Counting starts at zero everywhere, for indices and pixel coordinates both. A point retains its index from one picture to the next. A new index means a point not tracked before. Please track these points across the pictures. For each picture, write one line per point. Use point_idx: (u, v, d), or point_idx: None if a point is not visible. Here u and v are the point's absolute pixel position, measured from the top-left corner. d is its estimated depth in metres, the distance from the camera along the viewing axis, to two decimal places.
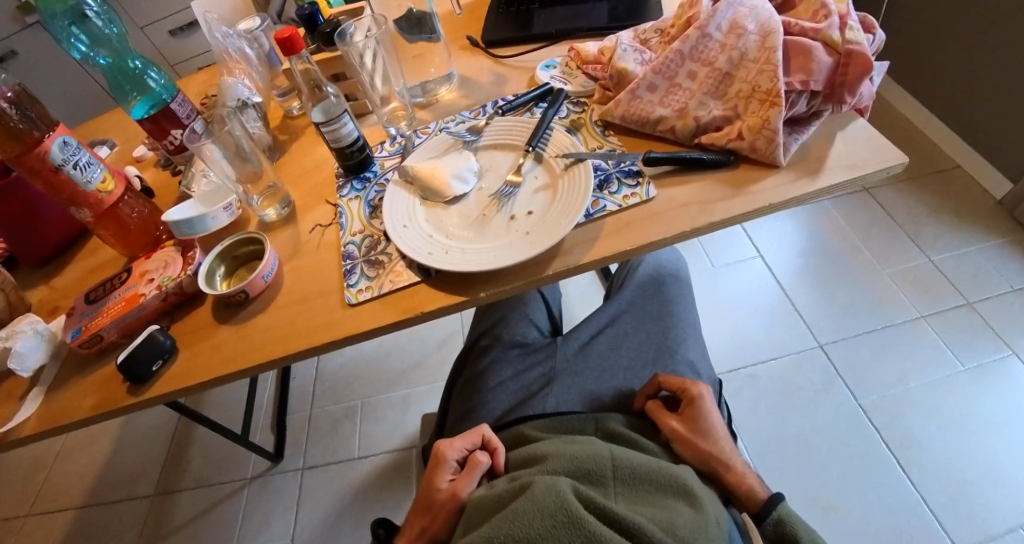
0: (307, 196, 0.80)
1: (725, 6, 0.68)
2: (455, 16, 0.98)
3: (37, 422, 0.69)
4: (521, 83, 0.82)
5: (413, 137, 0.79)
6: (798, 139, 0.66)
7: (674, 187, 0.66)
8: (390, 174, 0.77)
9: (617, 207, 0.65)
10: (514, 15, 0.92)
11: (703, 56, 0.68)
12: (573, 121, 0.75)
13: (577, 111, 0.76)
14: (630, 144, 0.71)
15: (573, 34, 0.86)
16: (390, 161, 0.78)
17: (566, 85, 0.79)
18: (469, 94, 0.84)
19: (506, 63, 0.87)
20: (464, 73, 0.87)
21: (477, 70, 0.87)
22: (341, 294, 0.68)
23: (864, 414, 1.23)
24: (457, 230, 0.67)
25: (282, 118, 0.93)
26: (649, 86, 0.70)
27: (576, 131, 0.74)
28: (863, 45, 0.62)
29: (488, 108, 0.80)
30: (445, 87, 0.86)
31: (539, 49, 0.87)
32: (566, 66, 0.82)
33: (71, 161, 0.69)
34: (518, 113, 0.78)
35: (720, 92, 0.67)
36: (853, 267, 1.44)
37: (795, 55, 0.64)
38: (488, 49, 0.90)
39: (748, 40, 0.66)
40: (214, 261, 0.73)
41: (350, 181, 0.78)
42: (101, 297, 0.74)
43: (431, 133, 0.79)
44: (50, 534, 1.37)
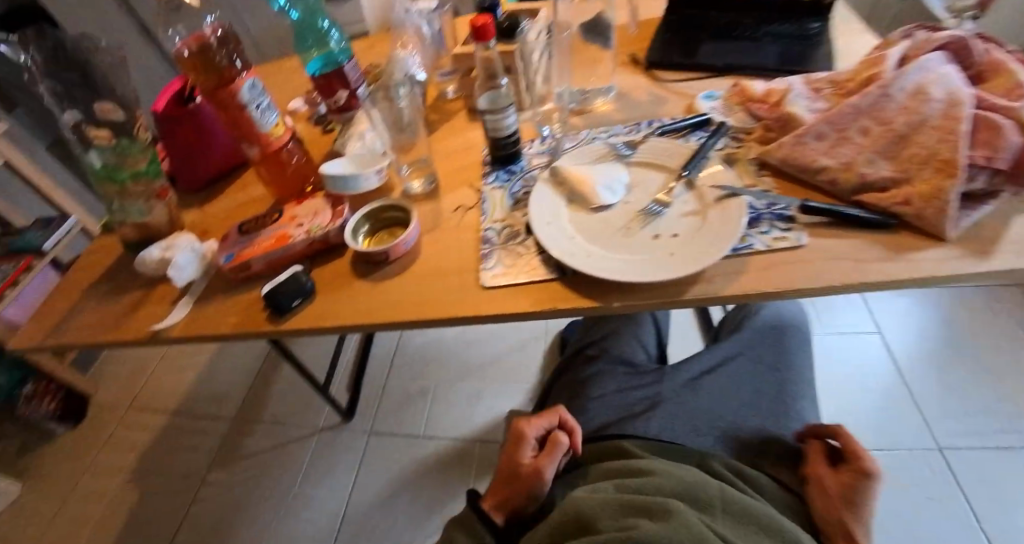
0: (451, 176, 0.87)
1: (913, 69, 0.68)
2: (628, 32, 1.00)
3: (184, 326, 0.77)
4: (678, 107, 0.85)
5: (564, 141, 0.84)
6: (971, 215, 0.63)
7: (826, 239, 0.64)
8: (535, 171, 0.82)
9: (765, 247, 0.64)
10: (681, 37, 0.94)
11: (880, 114, 0.68)
12: (729, 154, 0.76)
13: (734, 145, 0.77)
14: (783, 187, 0.71)
15: (740, 69, 0.87)
16: (537, 159, 0.84)
17: (727, 118, 0.80)
18: (623, 110, 0.86)
19: (665, 85, 0.89)
20: (623, 88, 0.91)
21: (636, 86, 0.90)
22: (475, 275, 0.71)
23: (984, 536, 1.11)
24: (601, 236, 0.69)
25: (437, 97, 1.00)
26: (818, 134, 0.70)
27: (731, 164, 0.75)
28: None
29: (643, 127, 0.83)
30: (602, 99, 0.90)
31: (701, 78, 0.88)
32: (728, 99, 0.83)
33: (255, 102, 0.75)
34: (674, 137, 0.79)
35: (892, 153, 0.66)
36: (989, 366, 1.33)
37: (989, 130, 0.62)
38: (648, 69, 0.93)
39: (933, 107, 0.65)
40: (361, 219, 0.79)
41: (496, 170, 0.85)
42: (254, 230, 0.81)
43: (582, 139, 0.84)
44: (147, 431, 1.59)
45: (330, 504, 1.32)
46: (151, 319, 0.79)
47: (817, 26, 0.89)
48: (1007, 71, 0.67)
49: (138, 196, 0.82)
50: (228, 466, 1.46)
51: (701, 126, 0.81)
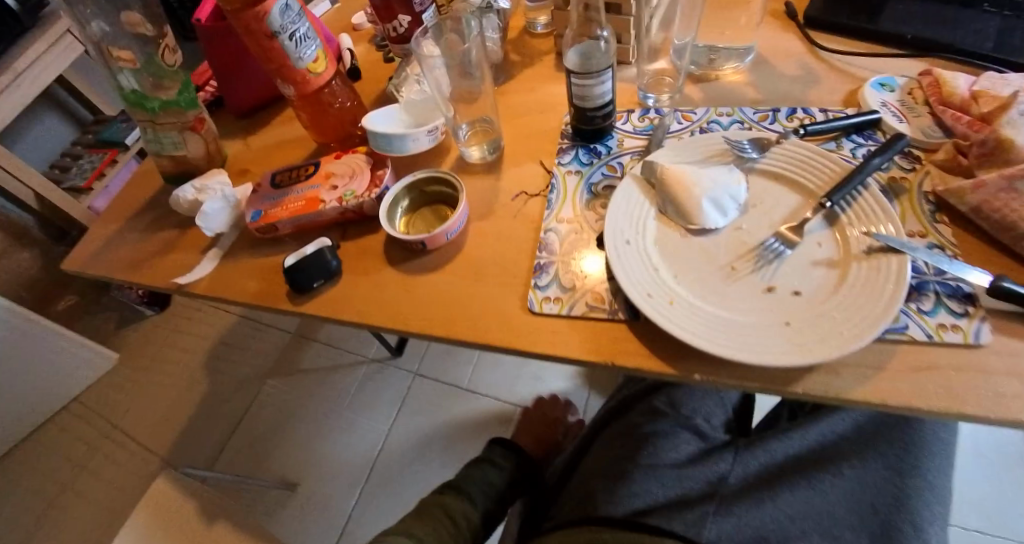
0: (518, 145, 0.71)
1: None
2: None
3: (207, 285, 0.71)
4: (835, 97, 0.65)
5: (671, 119, 0.66)
6: None
7: (1016, 342, 0.46)
8: (624, 157, 0.65)
9: (924, 337, 0.47)
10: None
11: None
12: (892, 179, 0.56)
13: (904, 167, 0.57)
14: (965, 246, 0.51)
15: (931, 49, 0.66)
16: (631, 141, 0.66)
17: (902, 122, 0.59)
18: (759, 85, 0.67)
19: (821, 55, 0.69)
20: (765, 53, 0.71)
21: (783, 53, 0.70)
22: (525, 292, 0.58)
23: None
24: (695, 275, 0.52)
25: (521, 31, 0.83)
26: None
27: (892, 196, 0.55)
28: None
29: (781, 120, 0.63)
30: (733, 65, 0.70)
31: (880, 55, 0.68)
32: (909, 93, 0.62)
33: (288, 30, 0.62)
34: (818, 141, 0.60)
35: None
36: None
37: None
38: (807, 28, 0.73)
39: None
40: (402, 190, 0.69)
41: (575, 147, 0.67)
42: (286, 184, 0.73)
43: (695, 123, 0.65)
44: (214, 327, 1.67)
45: (373, 437, 1.36)
46: (178, 268, 0.74)
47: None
48: None
49: (170, 127, 0.74)
50: (280, 377, 1.52)
51: (861, 130, 0.60)
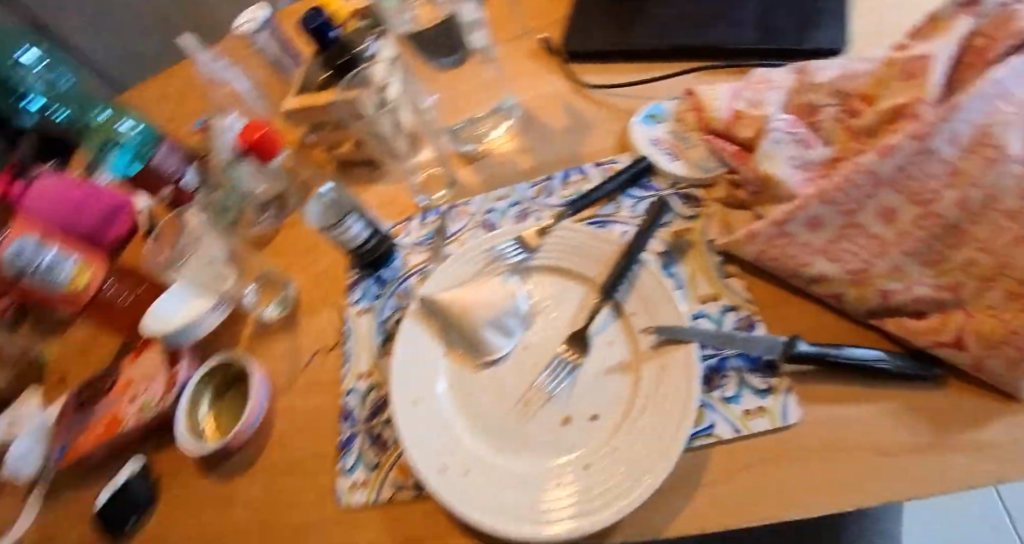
0: (312, 288, 0.64)
1: (974, 98, 0.38)
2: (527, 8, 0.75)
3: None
4: (608, 144, 0.60)
5: (449, 222, 0.61)
6: None
7: (828, 407, 0.42)
8: (412, 278, 0.59)
9: (732, 432, 0.42)
10: (616, 7, 0.67)
11: (912, 187, 0.41)
12: (676, 233, 0.52)
13: (686, 215, 0.52)
14: (760, 297, 0.47)
15: (700, 55, 0.61)
16: (415, 256, 0.61)
17: (674, 161, 0.55)
18: (531, 149, 0.63)
19: (588, 92, 0.64)
20: (530, 108, 0.67)
21: (549, 103, 0.66)
22: (332, 478, 0.50)
23: None
24: (493, 423, 0.46)
25: (297, 144, 0.77)
26: (809, 222, 0.43)
27: (677, 255, 0.51)
28: None
29: (556, 191, 0.58)
30: (499, 129, 0.66)
31: (652, 73, 0.62)
32: (678, 119, 0.57)
33: (30, 267, 0.56)
34: (596, 209, 0.56)
35: (931, 254, 0.40)
36: None
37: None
38: (570, 62, 0.67)
39: (1007, 173, 0.38)
40: (200, 381, 0.58)
41: (364, 280, 0.61)
42: (88, 403, 0.62)
43: (473, 217, 0.60)
44: None
45: None
46: None
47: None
48: None
49: None
50: None
51: (636, 180, 0.56)
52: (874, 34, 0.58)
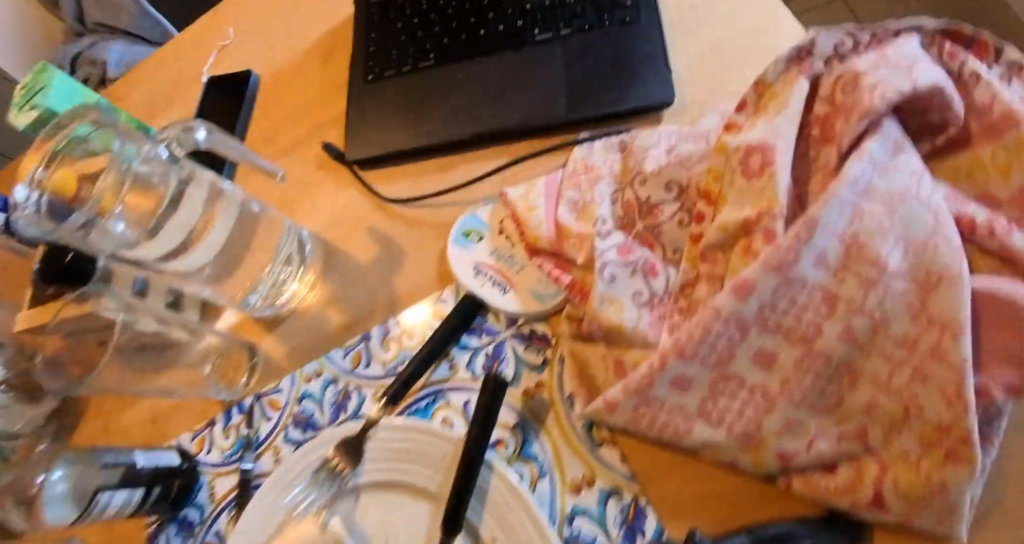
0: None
1: (831, 209, 0.29)
2: (306, 104, 0.61)
3: None
4: (426, 275, 0.48)
5: (262, 424, 0.46)
6: (984, 479, 0.29)
7: None
8: (223, 516, 0.44)
9: None
10: (401, 90, 0.54)
11: (782, 325, 0.31)
12: (528, 394, 0.41)
13: (535, 364, 0.41)
14: (643, 471, 0.37)
15: (504, 136, 0.49)
16: (221, 480, 0.45)
17: (506, 292, 0.43)
18: (340, 296, 0.51)
19: (390, 208, 0.52)
20: (328, 239, 0.54)
21: (348, 227, 0.53)
22: None
23: None
24: None
25: None
26: (673, 382, 0.33)
27: (535, 428, 0.39)
28: None
29: (377, 355, 0.46)
30: (298, 279, 0.52)
31: (458, 171, 0.51)
32: (499, 232, 0.46)
33: None
34: (431, 375, 0.43)
35: (823, 401, 0.31)
36: None
37: (1009, 323, 0.28)
38: (363, 171, 0.55)
39: (888, 295, 0.29)
40: None
41: (166, 530, 0.45)
42: None
43: (285, 412, 0.46)
44: None
45: None
46: None
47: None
48: (1013, 123, 0.30)
49: None
50: None
51: (468, 323, 0.44)
52: (688, 56, 0.48)
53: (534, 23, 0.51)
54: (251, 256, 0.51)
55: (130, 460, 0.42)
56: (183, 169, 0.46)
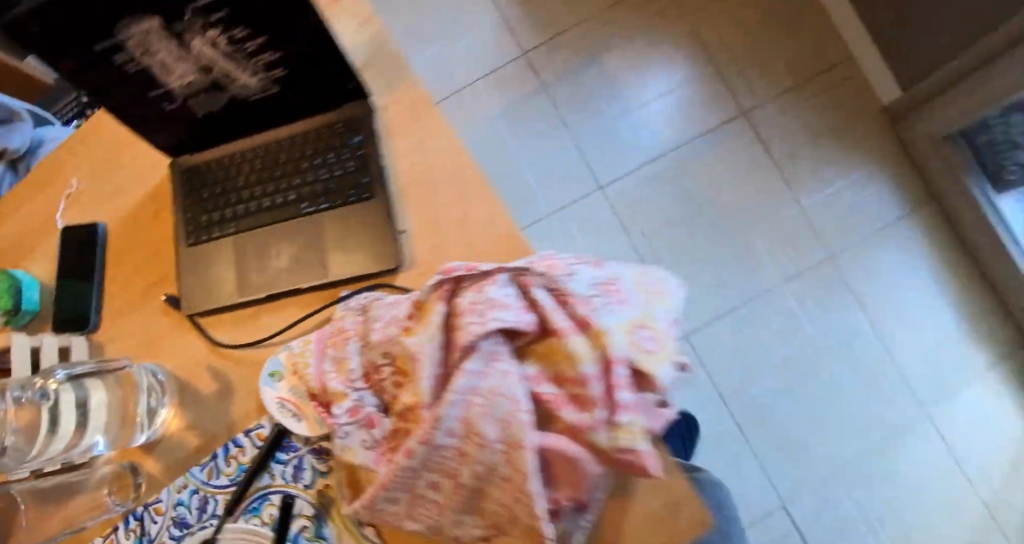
0: None
1: (450, 404, 0.47)
2: (149, 253, 0.75)
3: None
4: (252, 405, 0.65)
5: (147, 528, 0.63)
6: (580, 531, 0.52)
7: None
8: None
9: None
10: (213, 249, 0.71)
11: (441, 468, 0.49)
12: (320, 493, 0.59)
13: (321, 472, 0.60)
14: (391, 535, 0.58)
15: (291, 291, 0.67)
16: None
17: (298, 423, 0.60)
18: (194, 422, 0.67)
19: (222, 349, 0.68)
20: (178, 374, 0.69)
21: (192, 366, 0.69)
22: None
23: (888, 363, 1.57)
24: None
25: None
26: (387, 500, 0.51)
27: (326, 516, 0.59)
28: (640, 452, 0.46)
29: (223, 468, 0.62)
30: (164, 410, 0.67)
31: (262, 317, 0.67)
32: (293, 374, 0.62)
33: None
34: (252, 486, 0.61)
35: (472, 505, 0.51)
36: (728, 221, 1.62)
37: (565, 462, 0.48)
38: (195, 316, 0.70)
39: (492, 452, 0.47)
40: None
41: None
42: None
43: (166, 516, 0.63)
44: None
45: None
46: None
47: (354, 143, 0.68)
48: (560, 335, 0.48)
49: None
50: None
51: (279, 443, 0.61)
52: (417, 219, 0.66)
53: (299, 194, 0.69)
54: (126, 411, 0.66)
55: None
56: (83, 381, 0.63)
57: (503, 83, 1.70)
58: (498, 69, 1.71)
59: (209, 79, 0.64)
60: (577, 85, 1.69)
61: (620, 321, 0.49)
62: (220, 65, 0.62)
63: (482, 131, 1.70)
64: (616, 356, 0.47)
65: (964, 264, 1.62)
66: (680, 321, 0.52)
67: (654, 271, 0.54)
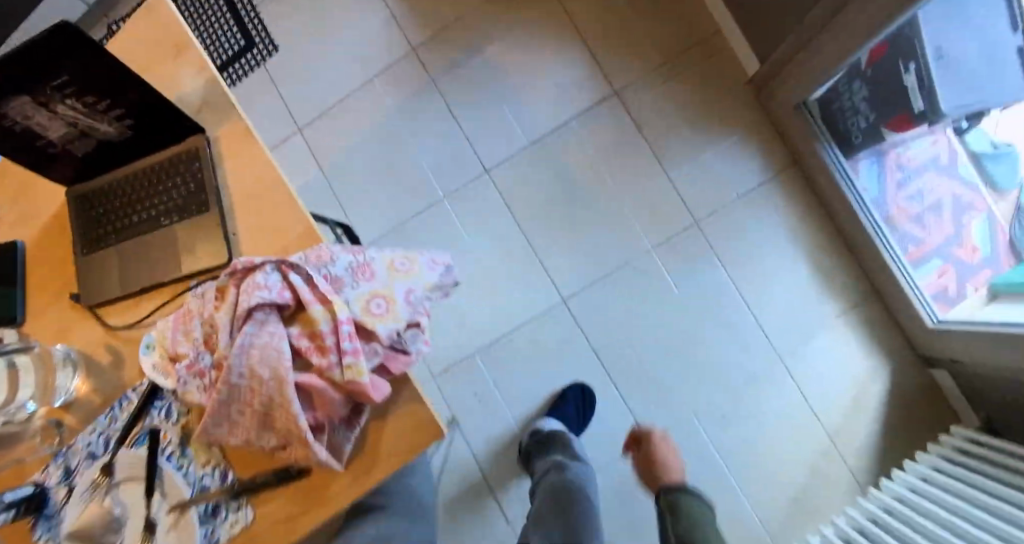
0: None
1: (236, 356, 0.69)
2: (59, 262, 0.99)
3: None
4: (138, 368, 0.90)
5: (69, 461, 0.86)
6: (348, 440, 0.76)
7: (269, 500, 0.79)
8: (62, 508, 0.85)
9: (227, 534, 0.78)
10: (103, 255, 0.95)
11: (240, 399, 0.71)
12: (183, 426, 0.82)
13: (183, 413, 0.83)
14: (230, 453, 0.81)
15: (159, 283, 0.91)
16: (59, 492, 0.86)
17: (167, 379, 0.82)
18: (99, 386, 0.91)
19: (115, 330, 0.92)
20: (85, 351, 0.93)
21: (95, 345, 0.93)
22: None
23: (749, 312, 1.75)
24: None
25: None
26: (215, 425, 0.72)
27: (187, 443, 0.82)
28: (360, 382, 0.70)
29: (119, 414, 0.85)
30: (75, 379, 0.91)
31: (141, 304, 0.92)
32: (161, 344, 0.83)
33: None
34: (139, 425, 0.84)
35: (268, 426, 0.73)
36: (601, 193, 1.83)
37: (315, 391, 0.71)
38: (95, 307, 0.94)
39: (268, 386, 0.70)
40: None
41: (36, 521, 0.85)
42: None
43: (81, 451, 0.86)
44: None
45: None
46: None
47: (195, 168, 0.91)
48: (310, 305, 0.71)
49: None
50: None
51: (156, 393, 0.85)
52: (244, 223, 0.90)
53: (160, 211, 0.92)
54: (48, 382, 0.89)
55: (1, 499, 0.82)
56: (12, 355, 0.86)
57: (395, 80, 1.94)
58: (391, 65, 1.95)
59: (78, 131, 0.85)
60: (461, 74, 1.92)
61: (360, 293, 0.73)
62: (83, 122, 0.84)
63: (382, 124, 1.92)
64: (344, 318, 0.70)
65: (822, 223, 1.79)
66: (414, 293, 0.76)
67: (402, 257, 0.77)
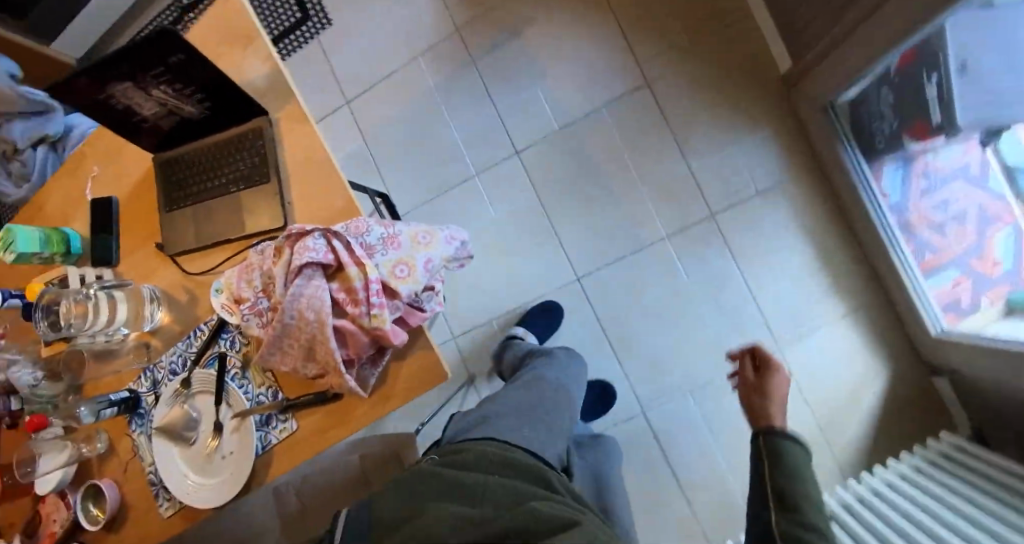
0: (113, 424, 1.14)
1: (288, 301, 0.89)
2: (146, 215, 1.20)
3: None
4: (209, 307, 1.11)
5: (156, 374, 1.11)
6: (372, 374, 0.97)
7: (309, 415, 1.00)
8: (152, 408, 1.11)
9: (277, 438, 1.00)
10: (182, 212, 1.15)
11: (291, 335, 0.91)
12: (244, 354, 1.04)
13: (243, 344, 1.04)
14: (280, 377, 1.02)
15: (226, 239, 1.11)
16: (149, 396, 1.11)
17: (229, 316, 1.03)
18: (179, 318, 1.13)
19: (191, 275, 1.14)
20: (167, 289, 1.15)
21: (175, 285, 1.15)
22: (155, 509, 1.09)
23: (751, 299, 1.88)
24: (196, 471, 1.04)
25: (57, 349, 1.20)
26: (270, 354, 0.93)
27: (247, 367, 1.04)
28: (383, 328, 0.89)
29: (194, 340, 1.08)
30: (160, 311, 1.13)
31: (212, 254, 1.13)
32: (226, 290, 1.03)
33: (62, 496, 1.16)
34: (208, 352, 1.06)
35: (311, 357, 0.94)
36: (622, 180, 1.95)
37: (348, 332, 0.90)
38: (175, 254, 1.15)
39: (312, 325, 0.90)
40: (85, 501, 1.14)
41: (134, 415, 1.12)
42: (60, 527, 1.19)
43: (164, 367, 1.10)
44: None
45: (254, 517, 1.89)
46: None
47: (259, 145, 1.10)
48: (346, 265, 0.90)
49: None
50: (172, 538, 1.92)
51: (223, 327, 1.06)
52: (297, 194, 1.09)
53: (230, 179, 1.12)
54: (139, 312, 1.12)
55: (108, 398, 1.09)
56: (112, 291, 1.10)
57: (438, 58, 2.08)
58: (436, 43, 2.08)
59: (167, 109, 1.05)
60: (501, 55, 2.03)
61: (389, 259, 0.92)
62: (171, 103, 1.03)
63: (422, 98, 2.08)
64: (373, 278, 0.89)
65: (834, 224, 1.87)
66: (430, 261, 0.94)
67: (425, 232, 0.96)
